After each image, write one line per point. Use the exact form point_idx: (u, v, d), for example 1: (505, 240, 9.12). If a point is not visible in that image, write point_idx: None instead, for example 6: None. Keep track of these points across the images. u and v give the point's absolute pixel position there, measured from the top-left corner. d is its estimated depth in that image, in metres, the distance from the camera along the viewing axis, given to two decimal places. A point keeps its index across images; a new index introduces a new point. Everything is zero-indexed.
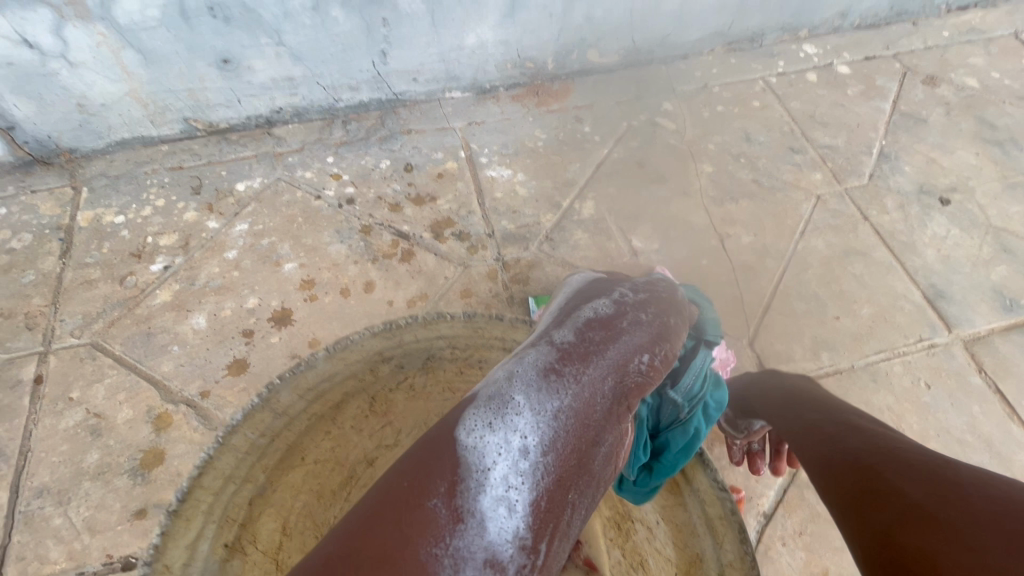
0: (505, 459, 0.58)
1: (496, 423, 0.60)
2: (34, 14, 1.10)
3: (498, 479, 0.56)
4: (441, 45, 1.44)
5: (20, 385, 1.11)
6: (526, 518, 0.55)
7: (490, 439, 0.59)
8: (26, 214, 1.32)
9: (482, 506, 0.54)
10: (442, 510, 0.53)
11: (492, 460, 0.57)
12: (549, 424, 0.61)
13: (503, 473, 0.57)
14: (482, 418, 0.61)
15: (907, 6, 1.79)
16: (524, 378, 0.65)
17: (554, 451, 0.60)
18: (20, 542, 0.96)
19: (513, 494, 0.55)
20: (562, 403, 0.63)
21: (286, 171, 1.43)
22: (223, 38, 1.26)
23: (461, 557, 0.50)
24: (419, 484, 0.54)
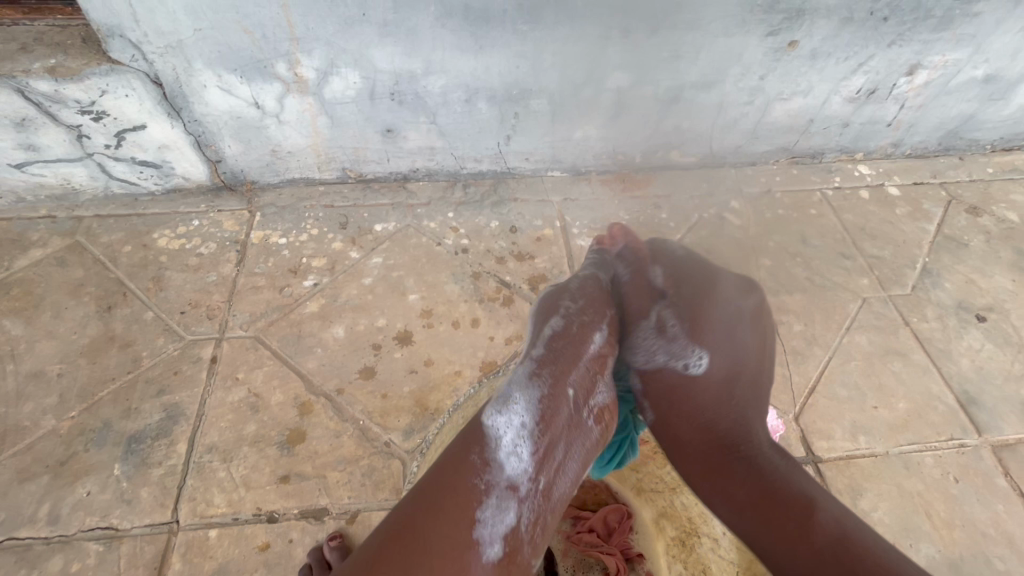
0: (512, 428, 0.93)
1: (504, 407, 0.96)
2: (268, 87, 1.48)
3: (509, 442, 0.91)
4: (554, 135, 1.74)
5: (200, 362, 1.39)
6: (532, 459, 0.90)
7: (502, 416, 0.95)
8: (213, 227, 1.65)
9: (501, 457, 0.89)
10: (477, 462, 0.88)
11: (503, 429, 0.93)
12: (538, 399, 0.96)
13: (511, 438, 0.92)
14: (495, 405, 0.97)
15: (955, 143, 2.04)
16: (526, 369, 1.01)
17: (547, 415, 0.95)
18: (193, 486, 1.21)
19: (521, 448, 0.91)
20: (551, 380, 0.98)
21: (415, 220, 1.73)
22: (393, 114, 1.61)
23: (491, 488, 0.86)
24: (462, 452, 0.90)
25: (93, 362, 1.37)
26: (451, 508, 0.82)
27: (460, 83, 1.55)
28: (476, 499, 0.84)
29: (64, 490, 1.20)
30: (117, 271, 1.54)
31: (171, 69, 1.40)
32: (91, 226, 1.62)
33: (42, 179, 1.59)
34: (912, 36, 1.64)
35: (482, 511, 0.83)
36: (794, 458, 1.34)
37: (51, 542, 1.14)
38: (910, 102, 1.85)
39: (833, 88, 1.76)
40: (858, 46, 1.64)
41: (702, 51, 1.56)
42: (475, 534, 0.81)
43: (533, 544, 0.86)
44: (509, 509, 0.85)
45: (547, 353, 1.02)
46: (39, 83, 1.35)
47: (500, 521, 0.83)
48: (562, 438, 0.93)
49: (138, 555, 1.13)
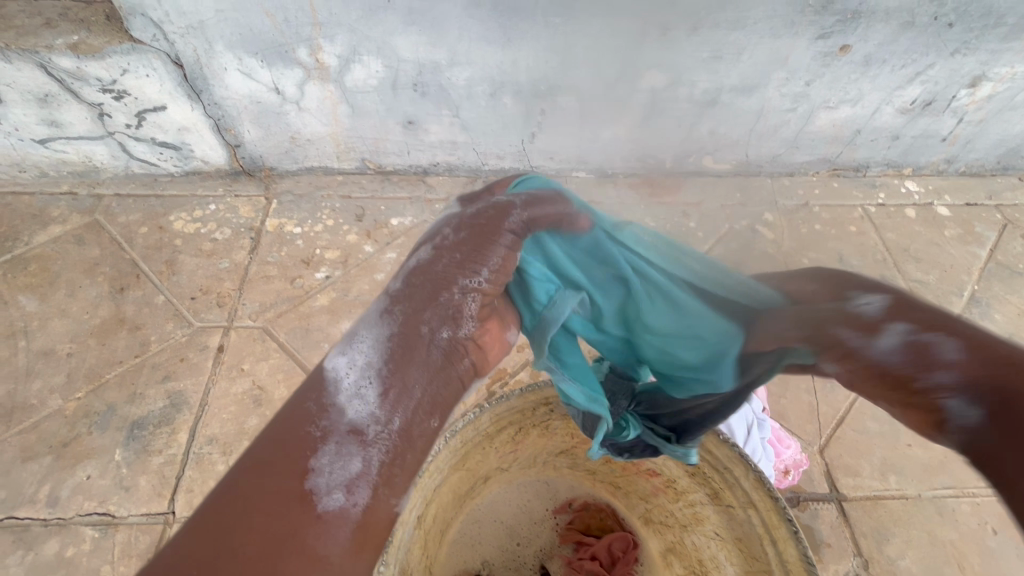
0: (355, 370, 0.51)
1: (348, 347, 0.52)
2: (289, 72, 1.44)
3: (347, 383, 0.50)
4: (581, 135, 1.65)
5: (207, 350, 1.37)
6: (381, 399, 0.49)
7: (344, 363, 0.51)
8: (229, 213, 1.63)
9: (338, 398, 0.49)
10: (314, 407, 0.49)
11: (342, 375, 0.50)
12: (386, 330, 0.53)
13: (356, 377, 0.50)
14: (340, 350, 0.53)
15: (1016, 162, 1.89)
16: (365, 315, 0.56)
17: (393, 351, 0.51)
18: (192, 477, 1.20)
19: (369, 387, 0.49)
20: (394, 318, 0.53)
21: (432, 216, 1.68)
22: (415, 106, 1.55)
23: (328, 436, 0.47)
24: (296, 404, 0.50)
25: (102, 343, 1.37)
26: (274, 460, 0.44)
27: (486, 76, 1.49)
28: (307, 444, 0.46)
29: (66, 472, 1.20)
30: (132, 252, 1.53)
31: (192, 50, 1.37)
32: (109, 205, 1.62)
33: (64, 155, 1.59)
34: (979, 44, 1.51)
35: (315, 458, 0.45)
36: (817, 494, 1.26)
37: (49, 524, 1.14)
38: (970, 116, 1.71)
39: (885, 98, 1.64)
40: (917, 53, 1.51)
41: (744, 52, 1.47)
42: (308, 484, 0.43)
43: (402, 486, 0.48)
44: (355, 453, 0.47)
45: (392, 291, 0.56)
46: (61, 60, 1.34)
47: (343, 470, 0.45)
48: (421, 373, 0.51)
49: (132, 545, 1.12)
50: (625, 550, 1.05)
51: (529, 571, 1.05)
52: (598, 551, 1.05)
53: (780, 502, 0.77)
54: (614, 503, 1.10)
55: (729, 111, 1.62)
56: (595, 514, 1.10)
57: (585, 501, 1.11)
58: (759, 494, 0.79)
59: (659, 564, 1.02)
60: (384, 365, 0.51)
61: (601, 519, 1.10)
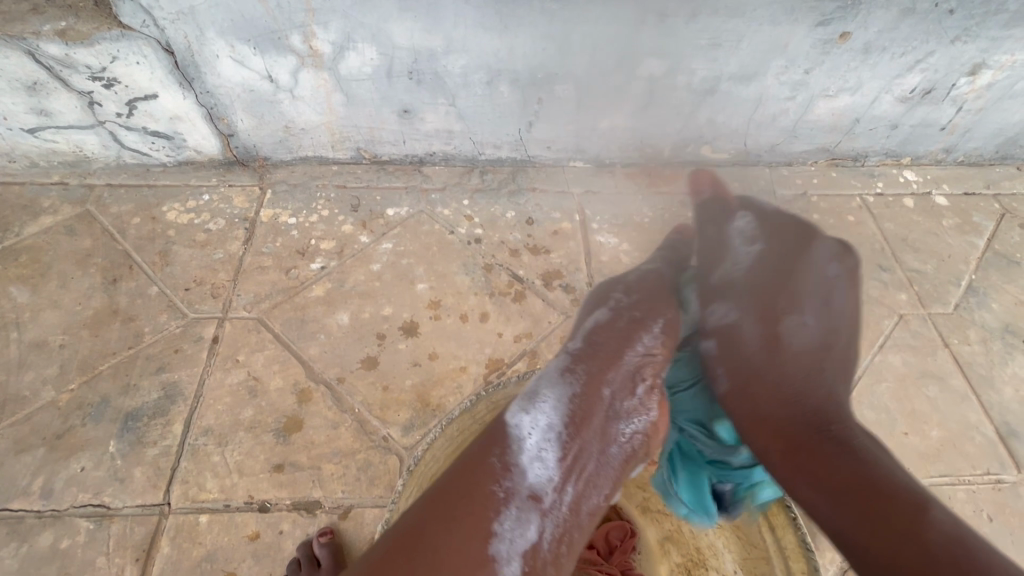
0: (536, 431, 0.86)
1: (528, 406, 0.89)
2: (283, 60, 1.42)
3: (531, 445, 0.85)
4: (579, 123, 1.63)
5: (201, 341, 1.36)
6: (554, 467, 0.84)
7: (526, 420, 0.88)
8: (222, 203, 1.61)
9: (523, 463, 0.83)
10: (497, 462, 0.83)
11: (526, 432, 0.86)
12: (569, 397, 0.91)
13: (536, 440, 0.85)
14: (521, 405, 0.90)
15: (1014, 151, 1.88)
16: (550, 373, 0.95)
17: (573, 420, 0.89)
18: (187, 468, 1.19)
19: (546, 454, 0.84)
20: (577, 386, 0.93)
21: (429, 206, 1.66)
22: (411, 94, 1.53)
23: (511, 496, 0.80)
24: (484, 456, 0.84)
25: (95, 335, 1.36)
26: (464, 516, 0.75)
27: (482, 64, 1.47)
28: (494, 507, 0.78)
29: (60, 463, 1.19)
30: (124, 243, 1.51)
31: (183, 37, 1.35)
32: (101, 195, 1.60)
33: (54, 145, 1.56)
34: (980, 32, 1.49)
35: (501, 521, 0.77)
36: None
37: (43, 516, 1.13)
38: (969, 105, 1.70)
39: (884, 86, 1.63)
40: (917, 40, 1.50)
41: (744, 40, 1.45)
42: (493, 549, 0.74)
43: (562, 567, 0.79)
44: (530, 522, 0.78)
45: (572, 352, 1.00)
46: (49, 47, 1.32)
47: (519, 538, 0.76)
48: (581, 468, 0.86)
49: (128, 536, 1.11)
50: (623, 539, 1.00)
51: None
52: (595, 539, 1.00)
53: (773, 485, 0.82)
54: None
55: (729, 100, 1.60)
56: None
57: None
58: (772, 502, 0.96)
59: (655, 554, 1.00)
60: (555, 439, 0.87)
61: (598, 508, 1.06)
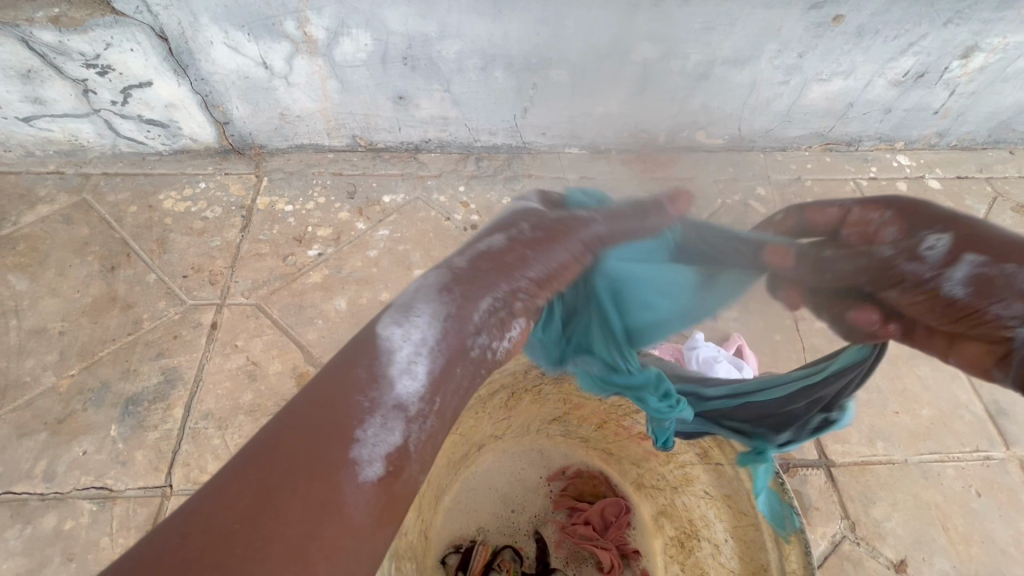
0: (408, 341, 0.48)
1: (402, 317, 0.49)
2: (277, 47, 1.42)
3: (401, 354, 0.47)
4: (574, 109, 1.64)
5: (200, 327, 1.37)
6: (428, 375, 0.47)
7: (396, 331, 0.49)
8: (219, 191, 1.62)
9: (391, 370, 0.46)
10: (358, 373, 0.46)
11: (396, 341, 0.48)
12: (441, 308, 0.50)
13: (404, 347, 0.47)
14: (389, 316, 0.50)
15: (1006, 135, 1.89)
16: (421, 284, 0.53)
17: (450, 335, 0.49)
18: (188, 451, 1.21)
19: (419, 363, 0.47)
20: (459, 294, 0.51)
21: (425, 193, 1.67)
22: (406, 81, 1.54)
23: (374, 406, 0.44)
24: (337, 370, 0.47)
25: (94, 321, 1.37)
26: (317, 432, 0.41)
27: (477, 49, 1.47)
28: (357, 411, 0.43)
29: (62, 447, 1.20)
30: (122, 231, 1.52)
31: (177, 23, 1.35)
32: (98, 184, 1.60)
33: (49, 134, 1.56)
34: (971, 14, 1.50)
35: (362, 429, 0.43)
36: (806, 461, 1.28)
37: (47, 498, 1.15)
38: (962, 88, 1.71)
39: (877, 70, 1.63)
40: (910, 23, 1.51)
41: (737, 24, 1.46)
42: (355, 456, 0.41)
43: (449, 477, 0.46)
44: (399, 426, 0.44)
45: (454, 265, 0.54)
46: (42, 33, 1.32)
47: (391, 442, 0.43)
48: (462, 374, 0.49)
49: (130, 517, 1.13)
50: (617, 515, 1.07)
51: (524, 537, 1.09)
52: (591, 515, 1.07)
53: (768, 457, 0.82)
54: (606, 470, 1.11)
55: (723, 84, 1.61)
56: (588, 480, 1.13)
57: (578, 468, 1.13)
58: None
59: (650, 529, 1.03)
60: (437, 344, 0.49)
61: (594, 486, 1.13)
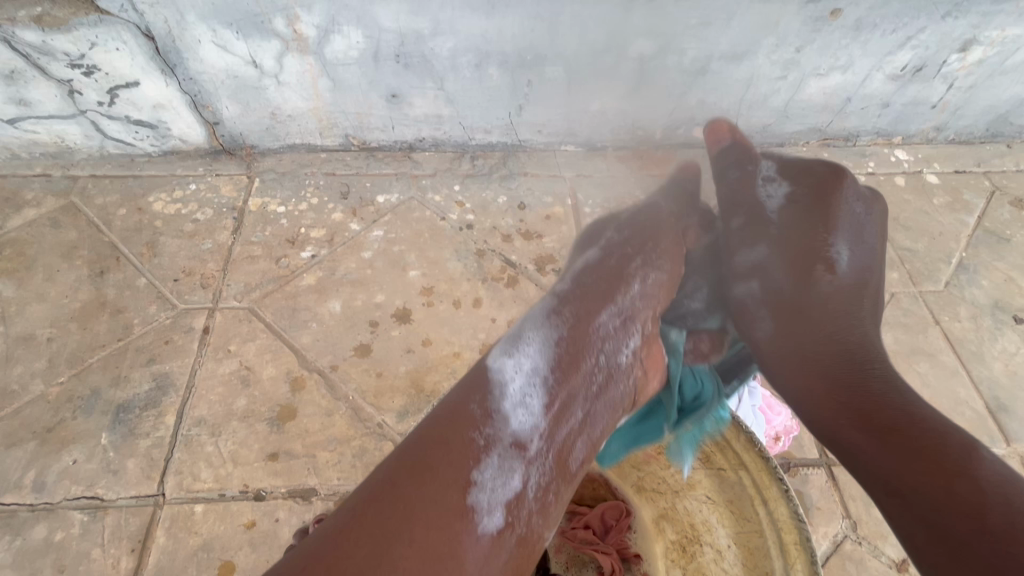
0: (521, 374, 0.72)
1: (513, 348, 0.75)
2: (266, 45, 1.39)
3: (516, 390, 0.70)
4: (569, 106, 1.62)
5: (192, 331, 1.35)
6: (543, 409, 0.69)
7: (510, 362, 0.73)
8: (210, 193, 1.59)
9: (504, 410, 0.68)
10: (475, 408, 0.68)
11: (510, 375, 0.72)
12: (556, 342, 0.76)
13: (520, 385, 0.70)
14: (502, 347, 0.76)
15: (1004, 129, 1.88)
16: (535, 316, 0.80)
17: (560, 363, 0.74)
18: (181, 459, 1.19)
19: (529, 400, 0.70)
20: (563, 330, 0.77)
21: (419, 192, 1.65)
22: (398, 78, 1.51)
23: (492, 444, 0.65)
24: (466, 416, 0.67)
25: (84, 327, 1.34)
26: (441, 462, 0.61)
27: (470, 46, 1.45)
28: (473, 457, 0.63)
29: (51, 457, 1.18)
30: (110, 235, 1.49)
31: (163, 21, 1.32)
32: (85, 187, 1.57)
33: (35, 135, 1.53)
34: (970, 7, 1.49)
35: (479, 471, 0.62)
36: (806, 460, 1.27)
37: (37, 509, 1.13)
38: (960, 82, 1.70)
39: (875, 64, 1.62)
40: (908, 16, 1.49)
41: (734, 18, 1.44)
42: (472, 499, 0.60)
43: (544, 515, 0.65)
44: (516, 471, 0.64)
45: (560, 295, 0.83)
46: (25, 33, 1.29)
47: (500, 487, 0.62)
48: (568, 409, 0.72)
49: (122, 527, 1.11)
50: (618, 519, 1.00)
51: None
52: (590, 520, 1.01)
53: (772, 467, 0.89)
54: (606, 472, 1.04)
55: (720, 80, 1.59)
56: (588, 482, 1.06)
57: None
58: (751, 455, 0.92)
59: (650, 532, 0.99)
60: (546, 372, 0.73)
61: (594, 488, 1.05)
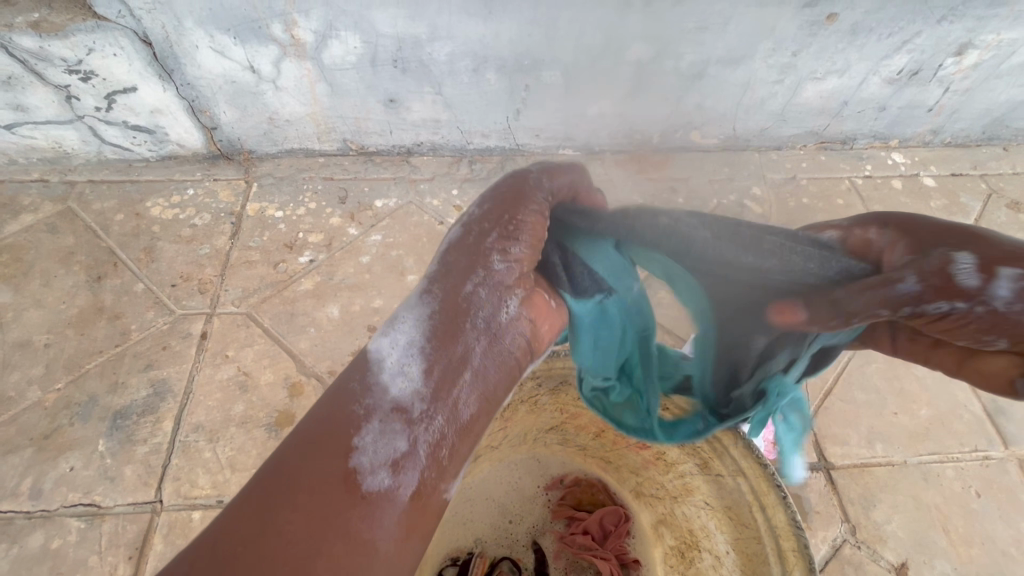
0: (397, 350, 0.54)
1: (387, 326, 0.56)
2: (264, 50, 1.39)
3: (393, 363, 0.54)
4: (567, 110, 1.62)
5: (189, 337, 1.35)
6: (424, 376, 0.53)
7: (384, 339, 0.55)
8: (208, 198, 1.59)
9: (382, 380, 0.54)
10: (355, 385, 0.54)
11: (385, 352, 0.55)
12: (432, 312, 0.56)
13: (397, 358, 0.54)
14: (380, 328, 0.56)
15: (1000, 132, 1.89)
16: (407, 292, 0.59)
17: (435, 334, 0.55)
18: (178, 465, 1.18)
19: (410, 367, 0.54)
20: (436, 302, 0.56)
21: (417, 196, 1.65)
22: (396, 83, 1.51)
23: (371, 412, 0.52)
24: (347, 391, 0.54)
25: (81, 333, 1.34)
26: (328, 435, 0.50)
27: (468, 50, 1.45)
28: (352, 424, 0.51)
29: (48, 464, 1.18)
30: (108, 240, 1.49)
31: (160, 27, 1.32)
32: (83, 192, 1.57)
33: (32, 141, 1.53)
34: (966, 11, 1.49)
35: (361, 437, 0.51)
36: (805, 463, 1.27)
37: (33, 517, 1.12)
38: (956, 85, 1.71)
39: (872, 67, 1.62)
40: (904, 21, 1.50)
41: (730, 23, 1.44)
42: (354, 463, 0.50)
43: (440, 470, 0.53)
44: (399, 435, 0.52)
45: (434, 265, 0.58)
46: (22, 39, 1.28)
47: (387, 448, 0.51)
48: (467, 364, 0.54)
49: (119, 535, 1.10)
50: (616, 524, 1.05)
51: (522, 548, 1.07)
52: (589, 524, 1.05)
53: (770, 470, 0.79)
54: (605, 478, 1.10)
55: (717, 83, 1.59)
56: (586, 488, 1.11)
57: (577, 476, 1.12)
58: (749, 462, 0.80)
59: (649, 537, 1.02)
60: (427, 342, 0.55)
61: (592, 494, 1.11)
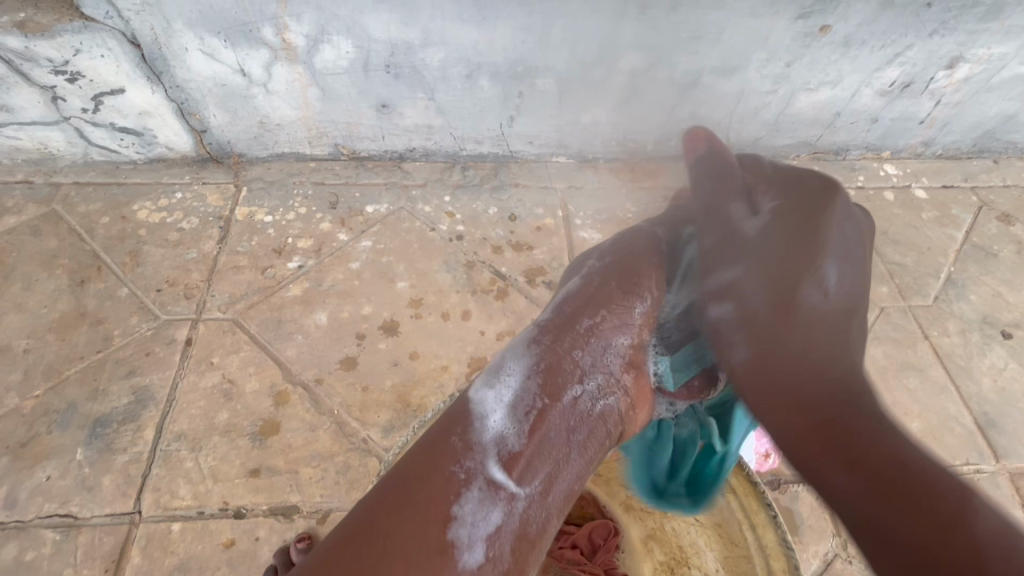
0: (501, 404, 0.72)
1: (495, 382, 0.74)
2: (255, 53, 1.37)
3: (496, 424, 0.70)
4: (560, 118, 1.61)
5: (174, 343, 1.32)
6: (518, 429, 0.70)
7: (490, 395, 0.73)
8: (197, 201, 1.57)
9: (484, 444, 0.68)
10: (457, 442, 0.68)
11: (491, 410, 0.71)
12: (530, 370, 0.75)
13: (506, 416, 0.70)
14: (486, 383, 0.75)
15: (991, 145, 1.90)
16: (515, 346, 0.79)
17: (533, 407, 0.71)
18: (159, 475, 1.15)
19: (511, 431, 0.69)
20: (538, 362, 0.76)
21: (409, 202, 1.63)
22: (389, 89, 1.50)
23: (472, 476, 0.65)
24: (434, 470, 0.65)
25: (62, 339, 1.31)
26: (414, 500, 0.62)
27: (461, 56, 1.44)
28: (453, 490, 0.64)
29: (24, 473, 1.15)
30: (92, 243, 1.46)
31: (149, 29, 1.31)
32: (68, 194, 1.54)
33: (18, 142, 1.51)
34: (957, 24, 1.50)
35: (458, 508, 0.63)
36: (797, 476, 1.26)
37: (7, 528, 1.09)
38: (947, 98, 1.72)
39: (864, 79, 1.63)
40: (896, 33, 1.50)
41: (724, 32, 1.44)
42: (451, 536, 0.61)
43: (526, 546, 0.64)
44: (494, 508, 0.64)
45: (543, 323, 0.81)
46: (7, 39, 1.27)
47: (482, 521, 0.63)
48: (552, 439, 0.71)
49: (96, 547, 1.07)
50: (606, 538, 0.97)
51: None
52: (577, 539, 0.98)
53: (760, 491, 0.92)
54: (594, 488, 1.02)
55: (711, 93, 1.59)
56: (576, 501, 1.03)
57: None
58: None
59: (638, 551, 0.97)
60: (525, 408, 0.72)
61: (581, 507, 1.02)
